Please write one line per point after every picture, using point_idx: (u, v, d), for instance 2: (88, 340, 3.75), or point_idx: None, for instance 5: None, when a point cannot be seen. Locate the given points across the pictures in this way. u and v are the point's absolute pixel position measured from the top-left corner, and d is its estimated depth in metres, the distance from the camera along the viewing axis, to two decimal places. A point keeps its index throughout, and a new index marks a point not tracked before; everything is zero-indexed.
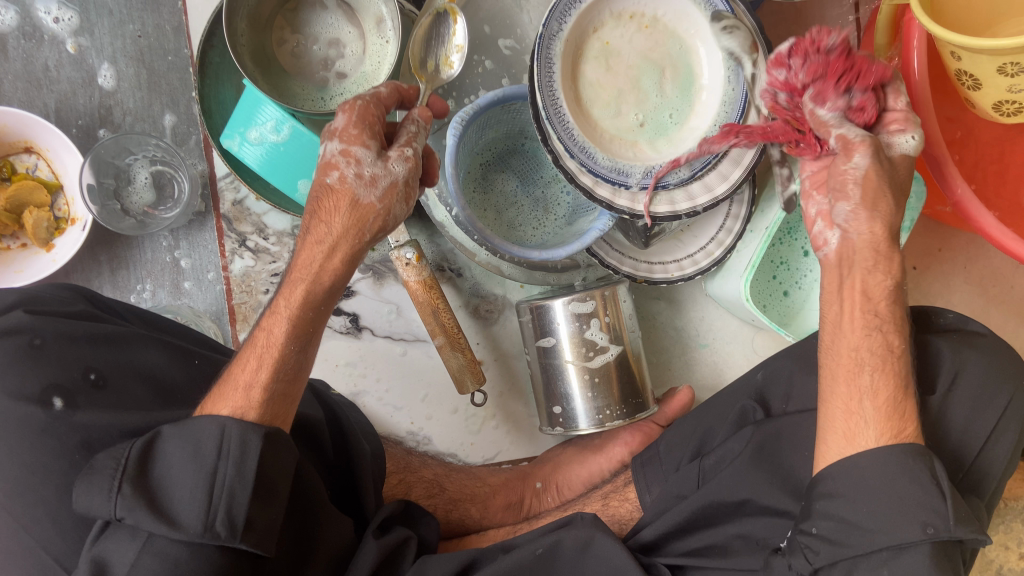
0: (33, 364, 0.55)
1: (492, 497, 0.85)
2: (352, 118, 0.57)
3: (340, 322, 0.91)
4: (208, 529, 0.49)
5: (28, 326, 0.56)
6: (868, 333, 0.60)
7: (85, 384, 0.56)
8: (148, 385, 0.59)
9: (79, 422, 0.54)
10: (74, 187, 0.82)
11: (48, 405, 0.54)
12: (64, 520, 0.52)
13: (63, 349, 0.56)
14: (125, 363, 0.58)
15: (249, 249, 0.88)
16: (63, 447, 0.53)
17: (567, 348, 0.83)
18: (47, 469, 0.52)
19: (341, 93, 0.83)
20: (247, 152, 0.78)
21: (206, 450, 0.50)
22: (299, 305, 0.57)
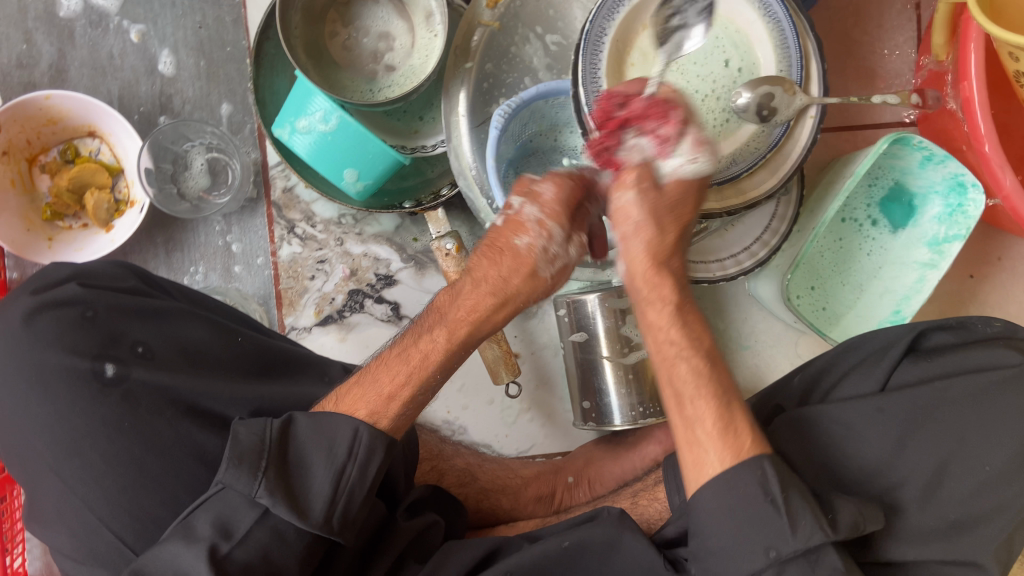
0: (86, 332, 0.61)
1: (524, 489, 0.85)
2: (560, 195, 0.59)
3: (381, 311, 0.91)
4: (326, 522, 0.53)
5: (79, 298, 0.62)
6: (674, 361, 0.57)
7: (132, 355, 0.61)
8: (193, 357, 0.63)
9: (125, 391, 0.58)
10: (133, 170, 0.86)
11: (100, 370, 0.59)
12: (110, 482, 0.57)
13: (113, 321, 0.62)
14: (174, 337, 0.63)
15: (297, 237, 0.91)
16: (111, 416, 0.58)
17: (603, 343, 0.83)
18: (92, 437, 0.58)
19: (389, 85, 0.85)
20: (295, 140, 0.80)
21: (340, 450, 0.54)
22: (450, 346, 0.60)
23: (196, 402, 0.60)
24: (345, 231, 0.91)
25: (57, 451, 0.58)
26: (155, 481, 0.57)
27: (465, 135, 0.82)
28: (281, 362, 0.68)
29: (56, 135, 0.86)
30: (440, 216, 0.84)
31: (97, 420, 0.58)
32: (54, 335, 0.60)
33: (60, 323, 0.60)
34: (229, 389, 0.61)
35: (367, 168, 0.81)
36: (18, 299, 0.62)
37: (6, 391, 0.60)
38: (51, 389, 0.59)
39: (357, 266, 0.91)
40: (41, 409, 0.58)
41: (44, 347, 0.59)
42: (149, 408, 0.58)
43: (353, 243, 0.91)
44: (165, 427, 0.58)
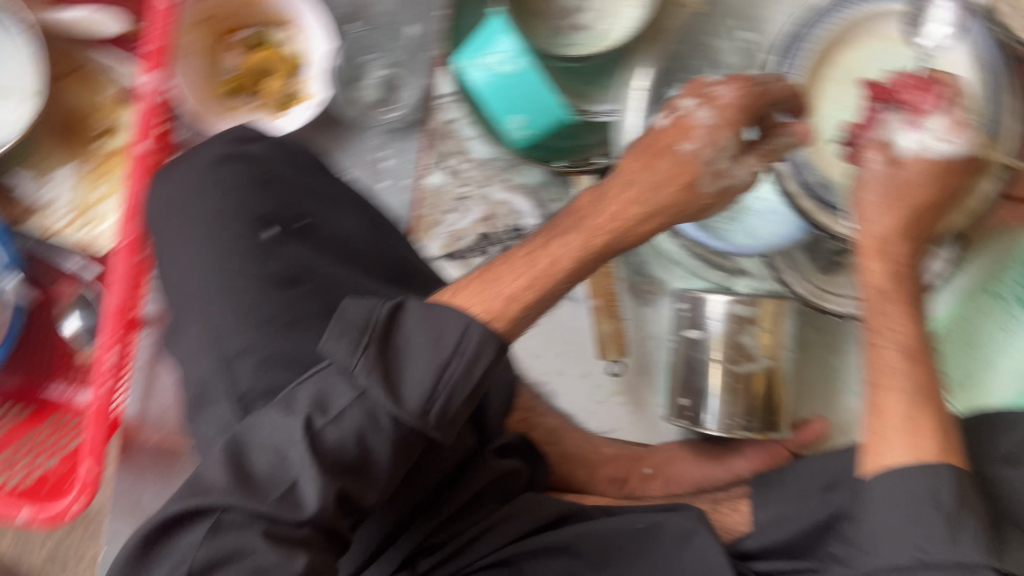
0: (260, 190, 0.64)
1: (601, 465, 0.87)
2: (738, 103, 0.59)
3: (505, 260, 0.93)
4: (422, 415, 0.49)
5: (265, 159, 0.65)
6: (881, 347, 0.63)
7: (292, 226, 0.63)
8: (344, 243, 0.65)
9: (278, 255, 0.61)
10: (314, 67, 0.89)
11: (261, 230, 0.62)
12: (230, 346, 0.58)
13: (286, 190, 0.65)
14: (334, 219, 0.66)
15: (446, 168, 0.93)
16: (258, 275, 0.60)
17: (715, 344, 0.83)
18: (232, 293, 0.59)
19: (573, 44, 0.85)
20: (476, 74, 0.83)
21: (446, 342, 0.50)
22: (585, 252, 0.56)
23: (336, 283, 0.62)
24: (493, 175, 0.93)
25: (202, 301, 0.60)
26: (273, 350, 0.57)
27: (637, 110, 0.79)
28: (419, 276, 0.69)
29: (255, 18, 0.90)
30: (589, 182, 0.87)
31: (245, 274, 0.60)
32: (231, 186, 0.64)
33: (242, 175, 0.64)
34: (367, 283, 0.63)
35: (533, 115, 0.84)
36: (211, 144, 0.66)
37: (174, 227, 0.63)
38: (213, 234, 0.62)
39: (495, 211, 0.93)
40: (200, 250, 0.62)
41: (221, 193, 0.63)
42: (294, 278, 0.61)
43: (497, 189, 0.93)
44: (303, 302, 0.60)
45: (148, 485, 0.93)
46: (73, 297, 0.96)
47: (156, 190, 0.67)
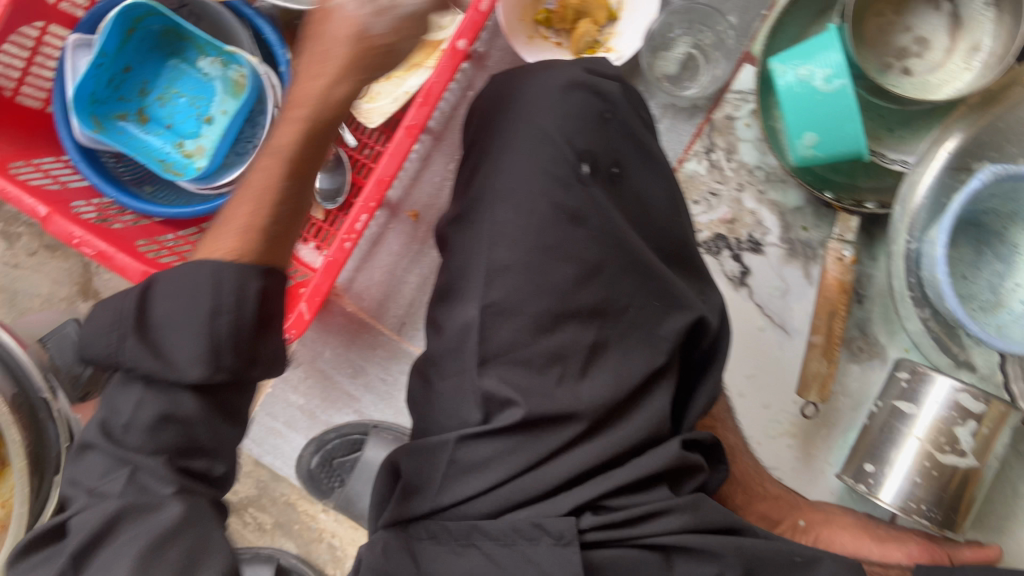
0: (596, 127, 0.66)
1: (758, 499, 0.84)
2: None
3: (731, 268, 0.94)
4: (208, 375, 0.49)
5: (610, 100, 0.68)
6: None
7: (605, 172, 0.66)
8: (640, 207, 0.68)
9: (586, 193, 0.64)
10: (629, 23, 0.90)
11: (580, 165, 0.64)
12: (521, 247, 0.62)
13: (615, 136, 0.67)
14: (642, 179, 0.68)
15: (709, 160, 0.93)
16: (559, 203, 0.63)
17: (923, 424, 0.80)
18: (532, 206, 0.63)
19: (895, 84, 0.84)
20: (788, 82, 0.82)
21: (200, 293, 0.50)
22: (289, 174, 0.56)
23: (623, 238, 0.64)
24: (751, 182, 0.93)
25: (507, 202, 0.64)
26: (554, 279, 0.61)
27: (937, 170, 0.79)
28: (687, 264, 0.69)
29: None
30: (852, 224, 0.85)
31: (548, 198, 0.63)
32: (573, 112, 0.66)
33: (587, 105, 0.67)
34: (644, 250, 0.66)
35: (827, 140, 0.82)
36: (571, 67, 0.69)
37: (501, 127, 0.67)
38: (537, 148, 0.65)
39: (740, 217, 0.93)
40: (519, 156, 0.65)
41: (559, 113, 0.66)
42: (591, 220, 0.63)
43: (751, 197, 0.93)
44: (590, 244, 0.63)
45: (331, 344, 0.99)
46: (325, 156, 1.02)
47: (496, 85, 0.72)
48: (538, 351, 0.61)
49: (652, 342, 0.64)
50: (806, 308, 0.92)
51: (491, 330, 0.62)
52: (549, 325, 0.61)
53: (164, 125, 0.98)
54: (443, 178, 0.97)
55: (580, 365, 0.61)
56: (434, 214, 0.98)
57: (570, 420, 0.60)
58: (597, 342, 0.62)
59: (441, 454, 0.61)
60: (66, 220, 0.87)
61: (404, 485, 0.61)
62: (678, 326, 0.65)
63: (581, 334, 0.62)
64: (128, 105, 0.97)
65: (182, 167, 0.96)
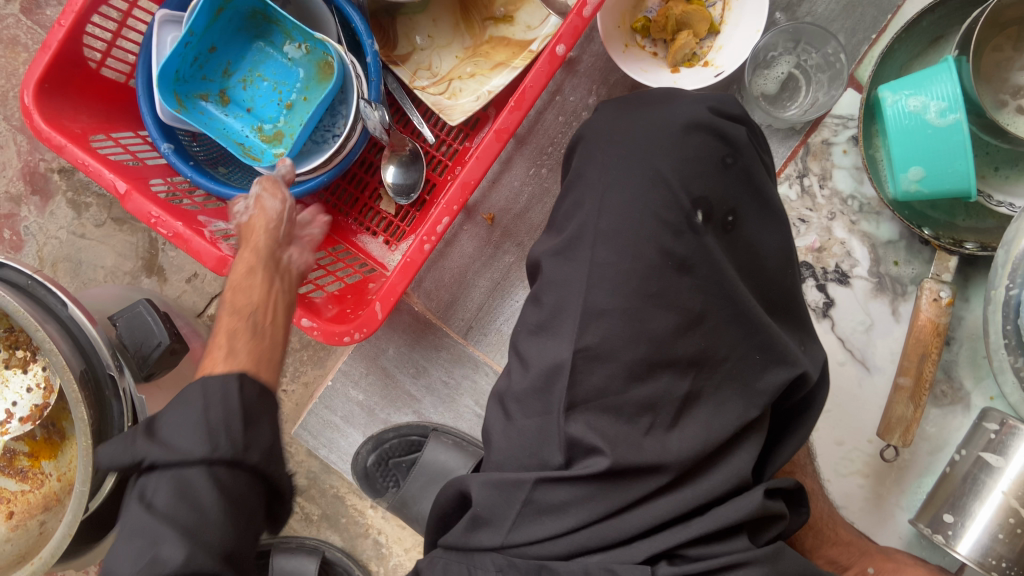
0: (716, 173, 0.64)
1: (828, 543, 0.83)
2: None
3: (814, 298, 0.91)
4: (219, 450, 0.49)
5: (734, 145, 0.65)
6: None
7: (720, 221, 0.64)
8: (752, 257, 0.66)
9: (698, 244, 0.62)
10: (731, 38, 0.87)
11: (694, 214, 0.63)
12: (625, 289, 0.61)
13: (735, 183, 0.65)
14: (756, 230, 0.66)
15: (801, 185, 0.90)
16: (669, 250, 0.62)
17: (1009, 478, 0.77)
18: (637, 249, 0.62)
19: (1015, 120, 0.81)
20: (896, 112, 0.79)
21: (198, 396, 0.51)
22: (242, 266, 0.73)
23: (731, 290, 0.63)
24: (843, 211, 0.89)
25: (611, 242, 0.63)
26: (653, 328, 0.61)
27: None
28: (791, 313, 0.68)
29: None
30: (951, 264, 0.82)
31: (656, 243, 0.62)
32: (694, 154, 0.64)
33: (709, 149, 0.64)
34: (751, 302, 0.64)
35: (934, 176, 0.79)
36: (697, 106, 0.66)
37: (611, 161, 0.65)
38: (650, 188, 0.63)
39: (828, 246, 0.90)
40: (630, 196, 0.63)
41: (678, 155, 0.63)
42: (700, 272, 0.62)
43: (841, 227, 0.90)
44: (694, 297, 0.62)
45: (394, 342, 0.98)
46: (400, 151, 0.99)
47: (606, 114, 0.69)
48: (631, 400, 0.61)
49: (749, 395, 0.64)
50: (891, 346, 0.88)
51: (583, 376, 0.61)
52: (645, 373, 0.61)
53: (244, 108, 0.95)
54: (522, 183, 0.96)
55: (673, 414, 0.62)
56: (510, 219, 0.96)
57: (656, 471, 0.60)
58: (691, 391, 0.62)
59: (518, 493, 0.60)
60: (144, 198, 0.85)
61: (475, 518, 0.62)
62: (779, 381, 0.64)
63: (677, 386, 0.62)
64: (209, 84, 0.93)
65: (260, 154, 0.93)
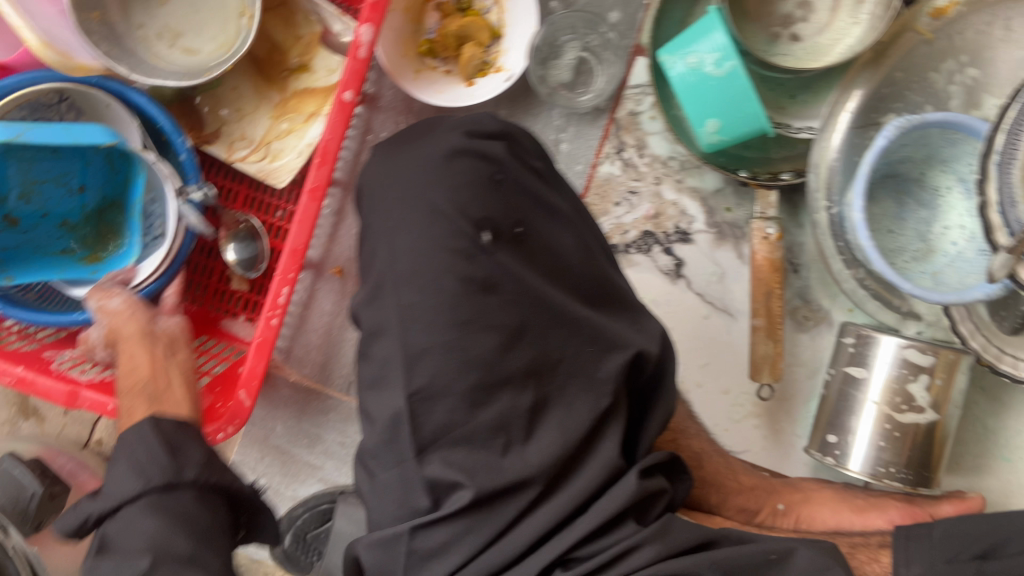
0: (488, 192, 0.64)
1: (734, 494, 0.84)
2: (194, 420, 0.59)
3: (665, 262, 0.92)
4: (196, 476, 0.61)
5: (498, 160, 0.65)
6: None
7: (510, 234, 0.64)
8: (552, 258, 0.66)
9: (495, 261, 0.62)
10: (514, 40, 0.88)
11: (479, 234, 0.63)
12: (436, 323, 0.60)
13: (511, 194, 0.65)
14: (549, 232, 0.66)
15: (622, 160, 0.92)
16: (467, 274, 0.61)
17: (877, 387, 0.80)
18: (439, 283, 0.60)
19: (785, 54, 0.83)
20: (680, 73, 0.81)
21: (146, 452, 0.61)
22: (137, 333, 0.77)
23: (541, 295, 0.63)
24: (667, 173, 0.91)
25: (411, 283, 0.61)
26: (473, 354, 0.59)
27: (842, 133, 0.79)
28: (614, 300, 0.68)
29: None
30: (772, 199, 0.84)
31: (453, 272, 0.61)
32: (462, 181, 0.64)
33: (475, 170, 0.65)
34: (567, 301, 0.64)
35: (731, 124, 0.81)
36: (451, 134, 0.66)
37: (388, 206, 0.65)
38: (430, 223, 0.63)
39: (663, 211, 0.92)
40: (414, 236, 0.62)
41: (448, 185, 0.64)
42: (508, 285, 0.62)
43: (669, 188, 0.91)
44: (508, 311, 0.61)
45: (280, 418, 0.98)
46: (233, 231, 0.97)
47: (375, 164, 0.69)
48: (481, 425, 0.60)
49: (594, 387, 0.63)
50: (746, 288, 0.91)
51: (423, 416, 0.59)
52: (480, 399, 0.59)
53: (36, 215, 0.81)
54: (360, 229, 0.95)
55: (525, 429, 0.61)
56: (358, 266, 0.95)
57: (525, 486, 0.60)
58: (537, 403, 0.61)
59: (398, 546, 0.60)
60: None
61: None
62: (618, 366, 0.64)
63: (522, 398, 0.61)
64: None
65: (96, 258, 0.84)
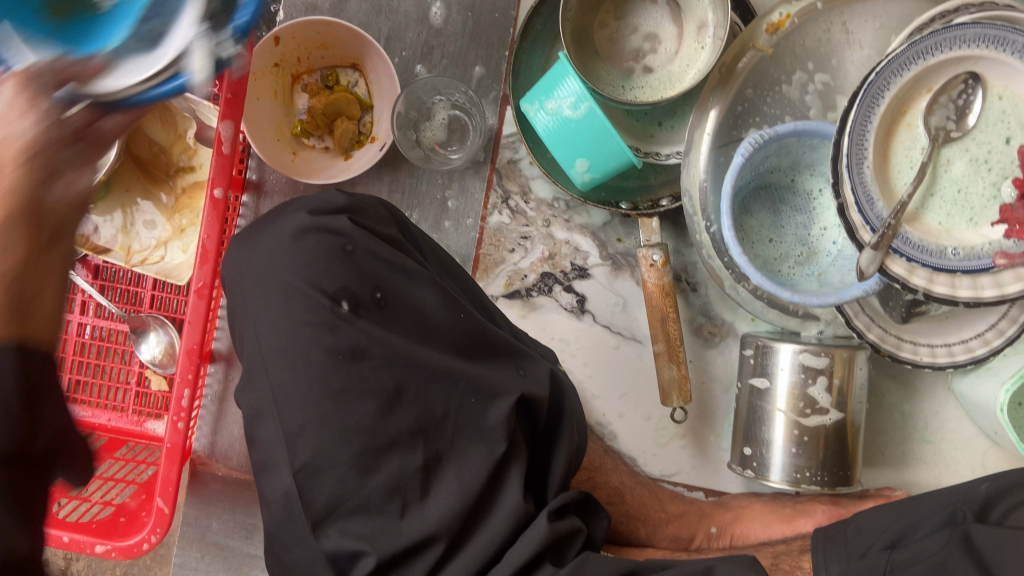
0: (341, 264, 0.63)
1: (664, 524, 0.84)
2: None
3: (567, 300, 0.94)
4: None
5: (346, 232, 0.64)
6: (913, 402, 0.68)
7: (370, 300, 0.63)
8: (418, 318, 0.65)
9: (356, 329, 0.61)
10: (383, 109, 0.90)
11: (337, 305, 0.61)
12: (308, 399, 0.59)
13: (365, 261, 0.64)
14: (408, 292, 0.65)
15: (509, 208, 0.93)
16: (331, 346, 0.60)
17: (781, 395, 0.81)
18: (306, 359, 0.59)
19: (641, 87, 0.85)
20: (544, 120, 0.83)
21: None
22: None
23: (411, 355, 0.61)
24: (555, 214, 0.93)
25: (278, 361, 0.60)
26: (348, 420, 0.58)
27: (705, 154, 0.81)
28: (492, 347, 0.68)
29: (324, 59, 0.91)
30: (654, 225, 0.85)
31: (317, 346, 0.60)
32: (312, 256, 0.63)
33: (323, 244, 0.63)
34: (439, 356, 0.63)
35: (599, 161, 0.82)
36: (297, 214, 0.66)
37: (249, 289, 0.64)
38: (289, 301, 0.61)
39: (557, 251, 0.93)
40: (274, 314, 0.61)
41: (299, 263, 0.63)
42: (375, 349, 0.60)
43: (559, 228, 0.93)
44: (378, 378, 0.60)
45: (216, 513, 0.97)
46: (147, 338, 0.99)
47: (236, 252, 0.68)
48: (375, 490, 0.58)
49: (485, 436, 0.63)
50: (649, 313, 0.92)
51: (313, 490, 0.58)
52: (368, 465, 0.58)
53: None
54: None
55: (420, 487, 0.60)
56: None
57: (430, 543, 0.59)
58: (428, 463, 0.60)
59: None
60: None
61: None
62: (504, 411, 0.63)
63: (412, 457, 0.60)
64: None
65: None
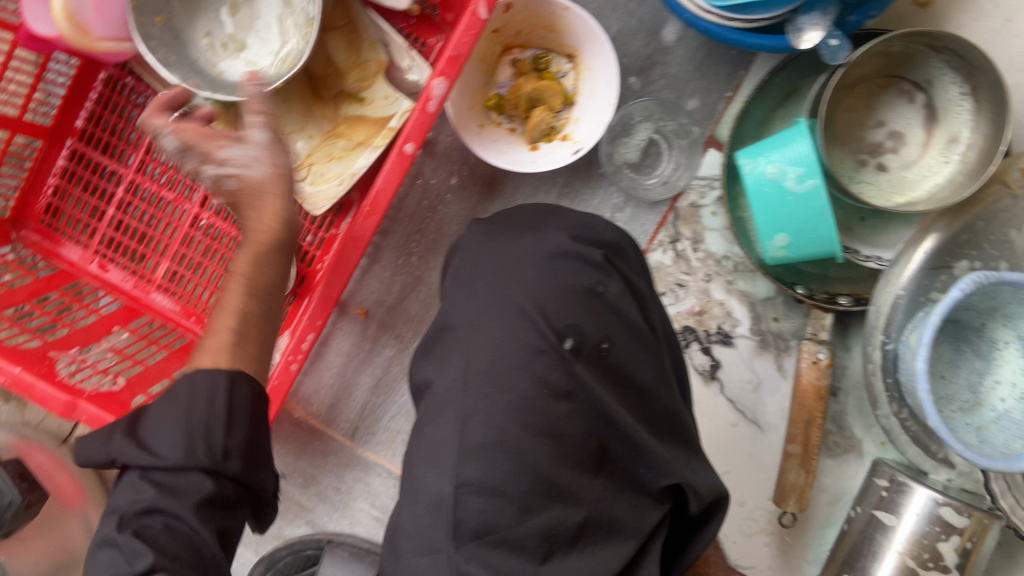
0: (584, 301, 0.59)
1: None
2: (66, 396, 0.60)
3: (701, 361, 0.89)
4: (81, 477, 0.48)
5: (602, 271, 0.61)
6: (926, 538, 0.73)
7: (594, 349, 0.58)
8: (628, 383, 0.60)
9: (573, 373, 0.56)
10: (586, 110, 0.85)
11: (564, 341, 0.57)
12: (498, 422, 0.55)
13: (611, 309, 0.60)
14: (634, 360, 0.60)
15: (675, 251, 0.89)
16: (542, 380, 0.56)
17: (902, 537, 0.77)
18: (513, 384, 0.55)
19: (868, 183, 0.81)
20: (755, 177, 0.76)
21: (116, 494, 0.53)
22: None
23: (613, 415, 0.57)
24: (718, 272, 0.88)
25: (484, 376, 0.56)
26: (530, 458, 0.54)
27: (912, 270, 0.75)
28: (679, 436, 0.63)
29: (542, 40, 0.86)
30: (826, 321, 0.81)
31: (527, 373, 0.56)
32: (558, 281, 0.59)
33: (576, 274, 0.60)
34: (634, 425, 0.58)
35: (800, 241, 0.77)
36: (557, 234, 0.63)
37: (480, 286, 0.61)
38: (518, 318, 0.58)
39: (708, 309, 0.89)
40: (496, 326, 0.58)
41: (539, 283, 0.59)
42: (582, 397, 0.57)
43: (718, 288, 0.88)
44: (572, 427, 0.56)
45: (278, 453, 0.94)
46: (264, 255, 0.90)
47: (477, 247, 0.65)
48: (531, 531, 0.53)
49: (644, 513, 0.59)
50: (780, 403, 0.88)
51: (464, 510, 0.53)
52: (530, 511, 0.54)
53: None
54: (393, 273, 0.92)
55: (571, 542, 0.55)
56: (384, 311, 0.92)
57: None
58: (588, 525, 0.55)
59: None
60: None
61: None
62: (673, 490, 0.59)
63: (571, 513, 0.55)
64: None
65: None
